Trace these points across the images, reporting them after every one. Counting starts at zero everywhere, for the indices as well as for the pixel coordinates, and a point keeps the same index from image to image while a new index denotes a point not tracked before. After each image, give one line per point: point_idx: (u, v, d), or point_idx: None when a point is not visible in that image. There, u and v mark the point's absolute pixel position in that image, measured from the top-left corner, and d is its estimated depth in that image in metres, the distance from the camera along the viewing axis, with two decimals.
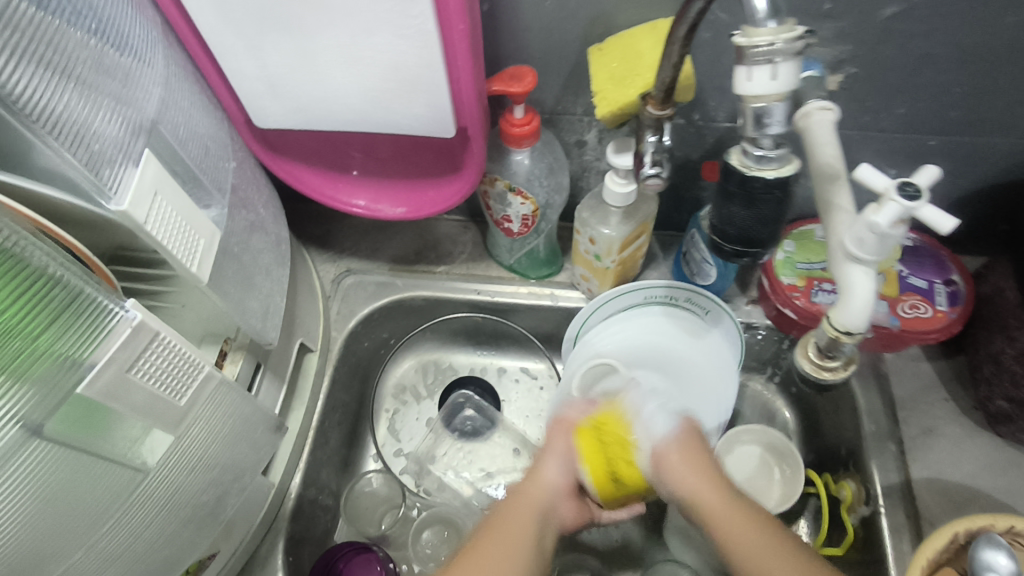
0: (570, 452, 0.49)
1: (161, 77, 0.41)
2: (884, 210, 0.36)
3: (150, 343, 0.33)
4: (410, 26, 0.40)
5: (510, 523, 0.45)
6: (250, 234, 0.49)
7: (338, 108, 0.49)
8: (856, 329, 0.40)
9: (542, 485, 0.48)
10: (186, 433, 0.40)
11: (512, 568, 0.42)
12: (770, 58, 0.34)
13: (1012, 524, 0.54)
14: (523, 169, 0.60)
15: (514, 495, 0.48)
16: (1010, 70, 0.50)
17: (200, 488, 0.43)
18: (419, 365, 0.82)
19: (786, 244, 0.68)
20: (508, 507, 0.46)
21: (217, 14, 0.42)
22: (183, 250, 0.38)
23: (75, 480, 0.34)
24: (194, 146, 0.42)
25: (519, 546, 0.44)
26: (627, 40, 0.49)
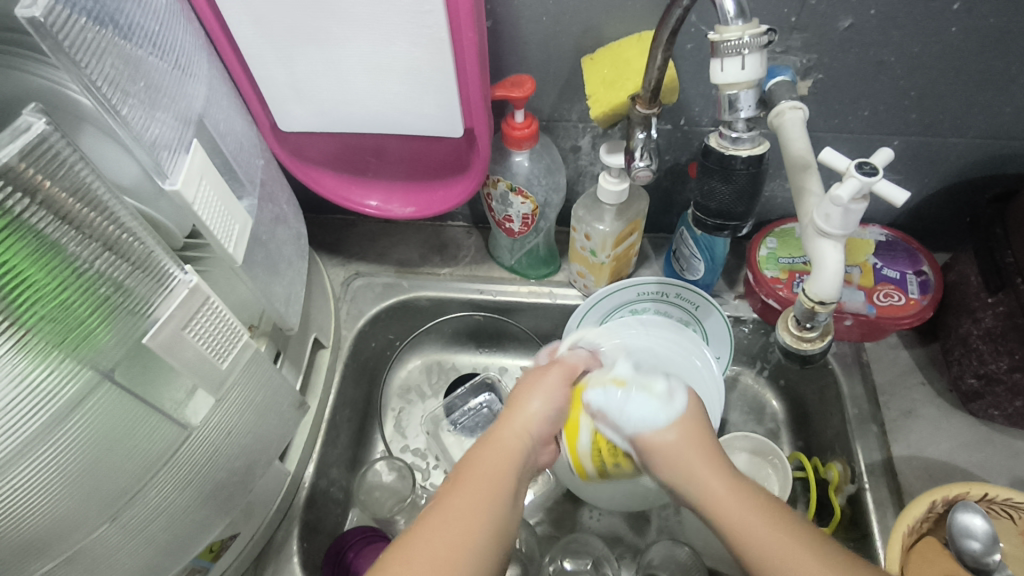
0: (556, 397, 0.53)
1: (206, 80, 0.46)
2: (846, 185, 0.41)
3: (203, 305, 0.40)
4: (424, 34, 0.46)
5: (485, 468, 0.46)
6: (275, 226, 0.54)
7: (356, 111, 0.53)
8: (828, 299, 0.45)
9: (519, 432, 0.50)
10: (226, 398, 0.45)
11: (479, 512, 0.43)
12: (740, 51, 0.40)
13: (986, 492, 0.56)
14: (523, 170, 0.65)
15: (487, 440, 0.50)
16: (959, 74, 0.56)
17: (233, 455, 0.48)
18: (425, 365, 0.85)
19: (768, 241, 0.73)
20: (484, 454, 0.48)
21: (255, 27, 0.47)
22: (221, 233, 0.43)
23: (133, 431, 0.38)
24: (230, 141, 0.48)
25: (496, 485, 0.45)
26: (615, 49, 0.55)
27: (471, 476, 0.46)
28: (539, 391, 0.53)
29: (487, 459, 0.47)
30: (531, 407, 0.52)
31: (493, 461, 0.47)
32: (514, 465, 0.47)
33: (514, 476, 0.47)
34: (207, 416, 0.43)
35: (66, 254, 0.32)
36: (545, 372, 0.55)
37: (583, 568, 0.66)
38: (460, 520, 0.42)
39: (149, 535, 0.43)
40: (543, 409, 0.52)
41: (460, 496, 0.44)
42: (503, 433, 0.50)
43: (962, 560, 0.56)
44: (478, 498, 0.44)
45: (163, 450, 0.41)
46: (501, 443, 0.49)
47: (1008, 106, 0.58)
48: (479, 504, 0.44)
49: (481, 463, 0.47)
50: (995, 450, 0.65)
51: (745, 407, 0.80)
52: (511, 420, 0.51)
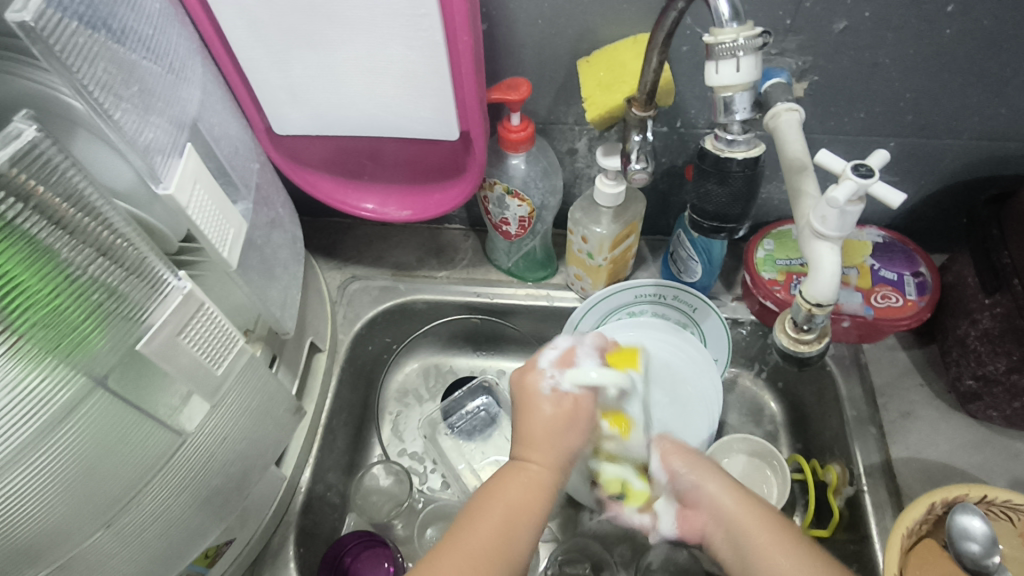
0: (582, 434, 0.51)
1: (200, 84, 0.46)
2: (842, 187, 0.41)
3: (197, 311, 0.39)
4: (419, 38, 0.46)
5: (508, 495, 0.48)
6: (271, 230, 0.54)
7: (351, 114, 0.53)
8: (825, 301, 0.45)
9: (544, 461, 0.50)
10: (222, 403, 0.44)
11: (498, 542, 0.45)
12: (734, 53, 0.40)
13: (986, 493, 0.55)
14: (519, 173, 0.65)
15: (514, 466, 0.50)
16: (955, 75, 0.56)
17: (229, 461, 0.47)
18: (422, 368, 0.85)
19: (765, 243, 0.73)
20: (508, 478, 0.49)
21: (249, 31, 0.47)
22: (216, 237, 0.43)
23: (128, 436, 0.38)
24: (225, 145, 0.48)
25: (522, 517, 0.47)
26: (610, 52, 0.55)
27: (497, 504, 0.47)
28: (565, 425, 0.50)
29: (513, 489, 0.48)
30: (559, 439, 0.50)
31: (518, 492, 0.48)
32: (541, 499, 0.48)
33: (540, 508, 0.48)
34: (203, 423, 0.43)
35: (60, 259, 0.32)
36: (575, 403, 0.51)
37: (581, 571, 0.65)
38: (484, 555, 0.45)
39: (144, 542, 0.43)
40: (569, 442, 0.50)
41: (486, 527, 0.46)
42: (530, 463, 0.49)
43: (960, 562, 0.56)
44: (505, 530, 0.46)
45: (158, 457, 0.41)
46: (528, 475, 0.49)
47: (1003, 107, 0.58)
48: (502, 537, 0.46)
49: (508, 494, 0.48)
50: (993, 452, 0.65)
51: (744, 409, 0.79)
52: (539, 448, 0.50)
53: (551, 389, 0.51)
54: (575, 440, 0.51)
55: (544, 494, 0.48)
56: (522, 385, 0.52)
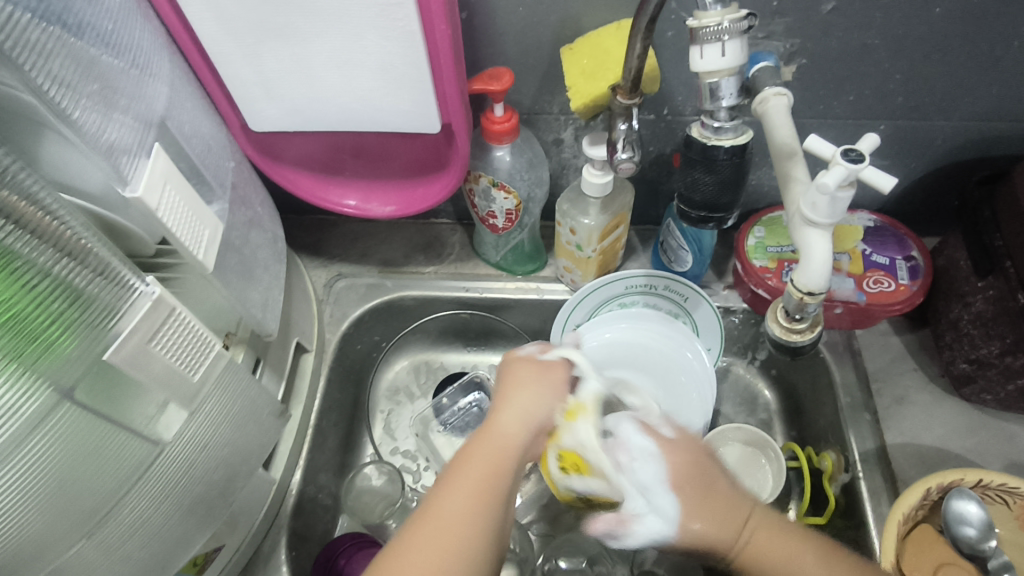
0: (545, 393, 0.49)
1: (167, 80, 0.45)
2: (831, 173, 0.40)
3: (168, 316, 0.38)
4: (395, 28, 0.44)
5: (478, 459, 0.45)
6: (249, 230, 0.52)
7: (329, 108, 0.52)
8: (817, 289, 0.44)
9: (516, 422, 0.47)
10: (200, 410, 0.43)
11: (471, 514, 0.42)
12: (719, 37, 0.39)
13: (981, 478, 0.55)
14: (504, 165, 0.63)
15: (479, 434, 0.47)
16: (944, 55, 0.55)
17: (210, 469, 0.46)
18: (412, 365, 0.84)
19: (756, 230, 0.72)
20: (475, 443, 0.46)
21: (219, 25, 0.45)
22: (191, 239, 0.41)
23: (101, 448, 0.37)
24: (197, 144, 0.46)
25: (491, 482, 0.44)
26: (594, 38, 0.53)
27: (464, 474, 0.44)
28: (536, 386, 0.49)
29: (477, 459, 0.45)
30: (527, 403, 0.48)
31: (480, 461, 0.45)
32: (508, 466, 0.45)
33: (506, 479, 0.45)
34: (179, 433, 0.42)
35: (19, 262, 0.31)
36: (549, 366, 0.50)
37: (578, 566, 0.65)
38: (447, 526, 0.41)
39: (125, 554, 0.41)
40: (539, 406, 0.48)
41: (453, 499, 0.43)
42: (497, 427, 0.47)
43: (957, 547, 0.56)
44: (472, 500, 0.43)
45: (133, 466, 0.39)
46: (493, 437, 0.46)
47: (995, 86, 0.57)
48: (467, 507, 0.42)
49: (473, 459, 0.45)
50: (988, 435, 0.65)
51: (737, 398, 0.79)
52: (507, 413, 0.48)
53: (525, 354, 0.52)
54: (546, 406, 0.48)
55: (513, 456, 0.46)
56: (508, 361, 0.52)
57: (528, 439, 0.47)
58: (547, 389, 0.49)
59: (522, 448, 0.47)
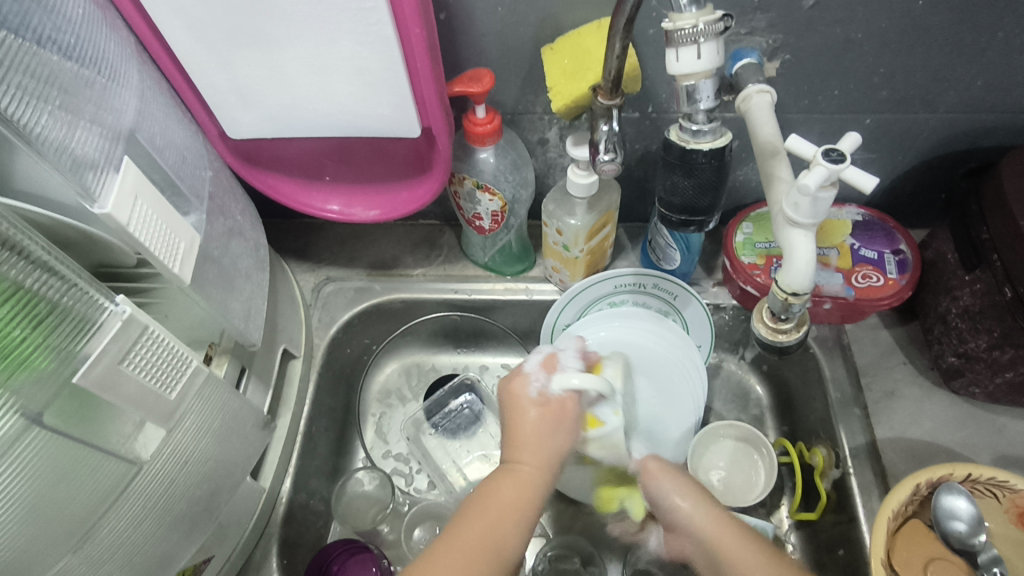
0: (568, 430, 0.51)
1: (136, 91, 0.44)
2: (812, 174, 0.39)
3: (141, 335, 0.37)
4: (369, 32, 0.43)
5: (500, 494, 0.48)
6: (229, 239, 0.52)
7: (307, 114, 0.51)
8: (801, 290, 0.44)
9: (539, 457, 0.50)
10: (178, 426, 0.42)
11: (494, 543, 0.46)
12: (694, 39, 0.38)
13: (970, 472, 0.55)
14: (488, 167, 0.63)
15: (504, 469, 0.50)
16: (928, 48, 0.55)
17: (192, 484, 0.45)
18: (403, 368, 0.84)
19: (744, 226, 0.72)
20: (500, 478, 0.49)
21: (190, 32, 0.44)
22: (165, 252, 0.41)
23: (74, 470, 0.36)
24: (171, 154, 0.45)
25: (512, 515, 0.47)
26: (574, 38, 0.53)
27: (487, 504, 0.48)
28: (552, 426, 0.51)
29: (504, 492, 0.48)
30: (547, 442, 0.51)
31: (507, 494, 0.48)
32: (530, 501, 0.48)
33: (528, 510, 0.48)
34: (157, 453, 0.41)
35: None
36: (561, 405, 0.52)
37: (571, 567, 0.65)
38: (475, 550, 0.45)
39: (106, 573, 0.41)
40: (553, 441, 0.51)
41: (479, 526, 0.46)
42: (520, 464, 0.49)
43: (948, 542, 0.56)
44: (495, 526, 0.46)
45: (109, 488, 0.39)
46: (519, 474, 0.49)
47: (980, 78, 0.57)
48: (493, 531, 0.46)
49: (496, 494, 0.48)
50: (977, 427, 0.65)
51: (729, 394, 0.79)
52: (527, 450, 0.50)
53: (537, 392, 0.52)
54: (562, 442, 0.51)
55: (533, 491, 0.48)
56: (509, 391, 0.53)
57: (548, 475, 0.50)
58: (567, 426, 0.51)
59: (542, 483, 0.50)
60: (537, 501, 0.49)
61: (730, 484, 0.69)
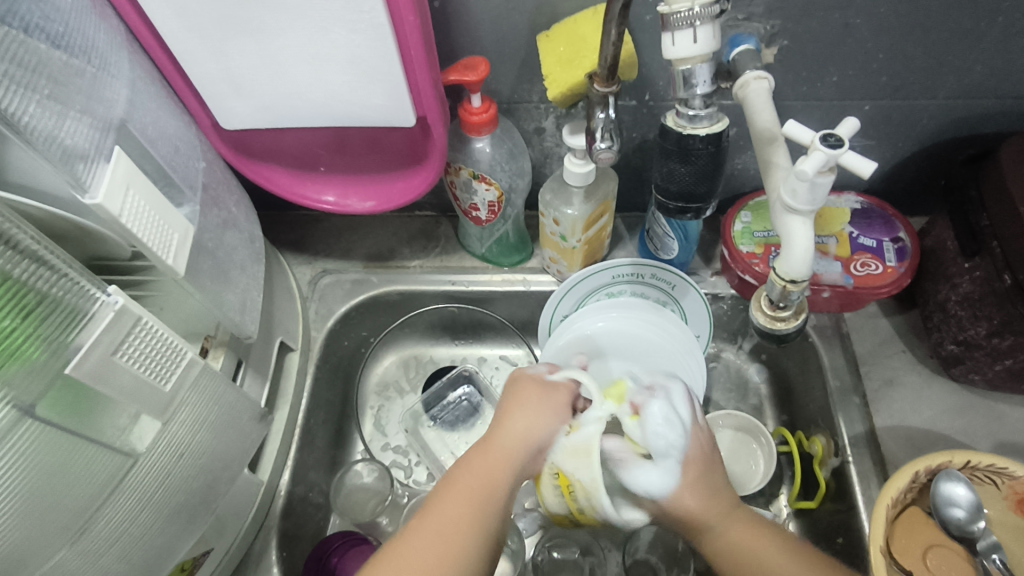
0: (556, 416, 0.50)
1: (127, 80, 0.43)
2: (810, 159, 0.39)
3: (135, 326, 0.37)
4: (362, 20, 0.43)
5: (476, 473, 0.47)
6: (223, 231, 0.51)
7: (301, 104, 0.51)
8: (799, 277, 0.43)
9: (518, 440, 0.49)
10: (174, 419, 0.42)
11: (464, 524, 0.45)
12: (691, 23, 0.38)
13: (968, 459, 0.55)
14: (485, 156, 0.62)
15: (482, 448, 0.49)
16: (927, 33, 0.54)
17: (190, 476, 0.45)
18: (401, 361, 0.83)
19: (742, 215, 0.71)
20: (477, 457, 0.49)
21: (181, 21, 0.44)
22: (159, 244, 0.40)
23: (70, 462, 0.36)
24: (163, 145, 0.45)
25: (484, 496, 0.46)
26: (571, 25, 0.52)
27: (462, 484, 0.47)
28: (537, 406, 0.50)
29: (479, 471, 0.48)
30: (528, 423, 0.50)
31: (482, 473, 0.47)
32: (503, 479, 0.48)
33: (502, 492, 0.47)
34: (151, 445, 0.41)
35: None
36: (553, 387, 0.52)
37: (571, 557, 0.65)
38: (448, 531, 0.44)
39: (104, 565, 0.41)
40: (535, 423, 0.49)
41: (453, 505, 0.46)
42: (497, 443, 0.49)
43: (946, 529, 0.56)
44: (466, 507, 0.46)
45: (104, 480, 0.39)
46: (494, 454, 0.48)
47: (979, 63, 0.56)
48: (467, 511, 0.45)
49: (471, 474, 0.47)
50: (976, 415, 0.65)
51: (728, 384, 0.79)
52: (507, 428, 0.50)
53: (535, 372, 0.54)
54: (548, 425, 0.49)
55: (508, 472, 0.48)
56: (514, 379, 0.54)
57: (527, 458, 0.49)
58: (553, 411, 0.50)
59: (519, 465, 0.48)
60: (513, 482, 0.48)
61: (729, 473, 0.69)
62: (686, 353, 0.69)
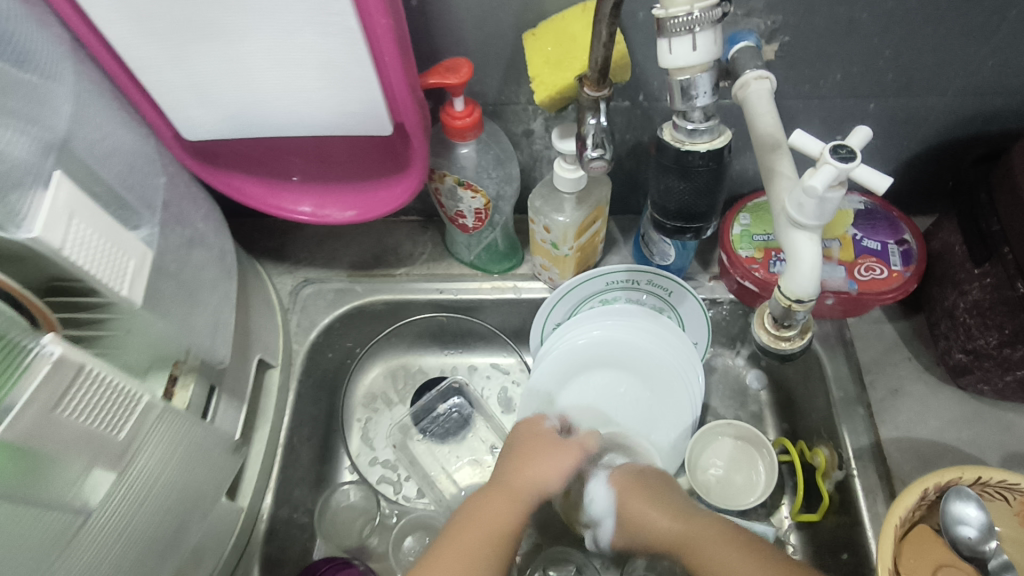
0: (564, 461, 0.57)
1: (71, 93, 0.40)
2: (820, 173, 0.36)
3: (77, 377, 0.33)
4: (332, 23, 0.39)
5: (497, 502, 0.52)
6: (189, 249, 0.48)
7: (269, 112, 0.47)
8: (806, 296, 0.40)
9: (534, 480, 0.54)
10: (131, 466, 0.39)
11: (489, 545, 0.49)
12: (690, 28, 0.35)
13: (980, 476, 0.52)
14: (470, 162, 0.59)
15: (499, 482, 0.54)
16: (937, 28, 0.51)
17: (155, 518, 0.42)
18: (388, 371, 0.80)
19: (741, 218, 0.68)
20: (496, 488, 0.53)
21: (133, 26, 0.40)
22: (110, 274, 0.37)
23: (15, 522, 0.33)
24: (115, 163, 0.41)
25: (505, 522, 0.51)
26: (559, 23, 0.49)
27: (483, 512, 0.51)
28: (548, 455, 0.57)
29: (500, 500, 0.52)
30: (542, 466, 0.55)
31: (503, 501, 0.52)
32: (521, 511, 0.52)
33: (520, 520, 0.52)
34: (104, 501, 0.38)
35: None
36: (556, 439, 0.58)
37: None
38: (473, 545, 0.48)
39: None
40: (552, 468, 0.56)
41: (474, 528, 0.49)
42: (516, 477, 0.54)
43: (955, 548, 0.54)
44: (489, 529, 0.50)
45: (53, 542, 0.35)
46: (514, 487, 0.53)
47: (991, 59, 0.53)
48: (491, 532, 0.49)
49: (491, 503, 0.52)
50: (985, 426, 0.62)
51: (727, 391, 0.76)
52: (524, 469, 0.55)
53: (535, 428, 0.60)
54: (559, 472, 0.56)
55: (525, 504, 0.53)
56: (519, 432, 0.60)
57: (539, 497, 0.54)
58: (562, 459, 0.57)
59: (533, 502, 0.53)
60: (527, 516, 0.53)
61: (729, 484, 0.67)
62: (684, 360, 0.67)
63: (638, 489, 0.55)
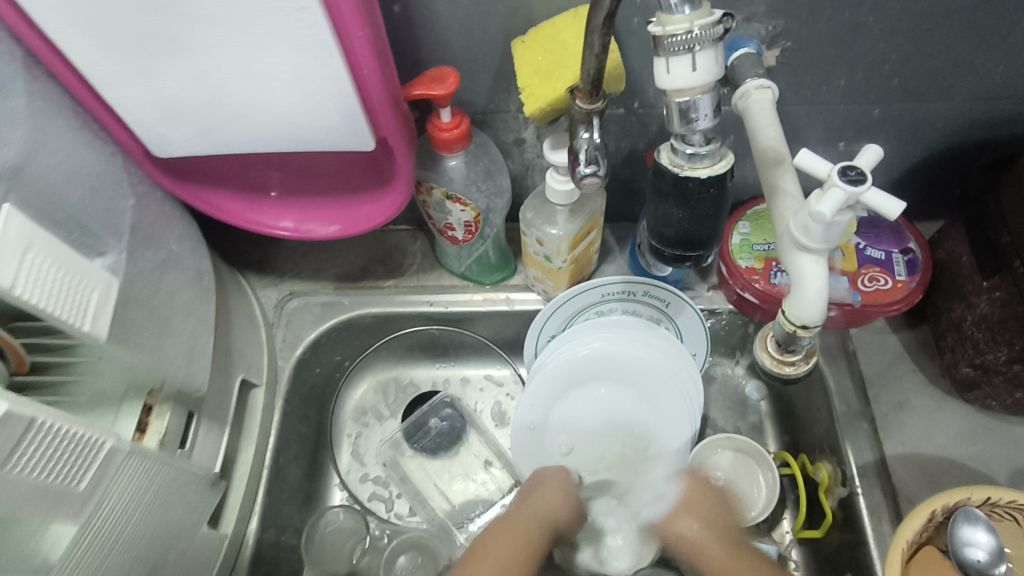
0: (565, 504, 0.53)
1: (22, 116, 0.37)
2: (827, 198, 0.34)
3: (27, 431, 0.31)
4: (305, 36, 0.37)
5: (506, 541, 0.47)
6: (161, 274, 0.46)
7: (243, 130, 0.44)
8: (812, 321, 0.38)
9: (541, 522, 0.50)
10: (96, 514, 0.37)
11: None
12: (689, 47, 0.32)
13: (989, 496, 0.50)
14: (459, 174, 0.56)
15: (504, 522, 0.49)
16: (947, 31, 0.48)
17: (125, 566, 0.40)
18: (378, 385, 0.77)
19: (741, 226, 0.66)
20: (503, 528, 0.48)
21: (93, 41, 0.37)
22: (70, 310, 0.35)
23: None
24: (76, 188, 0.39)
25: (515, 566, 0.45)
26: (550, 31, 0.46)
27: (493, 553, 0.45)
28: (552, 499, 0.53)
29: (508, 539, 0.47)
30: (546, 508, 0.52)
31: (510, 541, 0.47)
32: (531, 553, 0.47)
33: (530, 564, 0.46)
34: (65, 554, 0.35)
35: None
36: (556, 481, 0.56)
37: None
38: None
39: None
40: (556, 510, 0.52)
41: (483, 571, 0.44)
42: (521, 519, 0.50)
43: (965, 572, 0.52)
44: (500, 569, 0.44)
45: None
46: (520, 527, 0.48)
47: (1001, 64, 0.51)
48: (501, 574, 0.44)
49: (498, 543, 0.47)
50: (992, 441, 0.61)
51: (726, 402, 0.74)
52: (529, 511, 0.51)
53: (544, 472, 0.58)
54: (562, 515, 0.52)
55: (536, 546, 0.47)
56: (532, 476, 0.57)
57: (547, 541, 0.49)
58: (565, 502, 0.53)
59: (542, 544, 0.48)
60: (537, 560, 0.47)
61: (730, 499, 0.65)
62: (683, 374, 0.65)
63: (698, 508, 0.55)
